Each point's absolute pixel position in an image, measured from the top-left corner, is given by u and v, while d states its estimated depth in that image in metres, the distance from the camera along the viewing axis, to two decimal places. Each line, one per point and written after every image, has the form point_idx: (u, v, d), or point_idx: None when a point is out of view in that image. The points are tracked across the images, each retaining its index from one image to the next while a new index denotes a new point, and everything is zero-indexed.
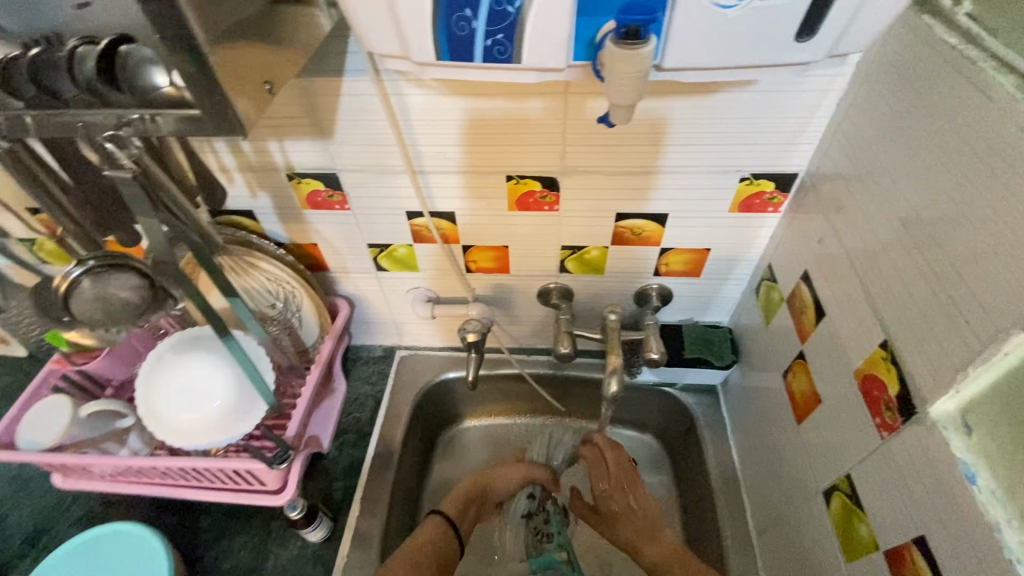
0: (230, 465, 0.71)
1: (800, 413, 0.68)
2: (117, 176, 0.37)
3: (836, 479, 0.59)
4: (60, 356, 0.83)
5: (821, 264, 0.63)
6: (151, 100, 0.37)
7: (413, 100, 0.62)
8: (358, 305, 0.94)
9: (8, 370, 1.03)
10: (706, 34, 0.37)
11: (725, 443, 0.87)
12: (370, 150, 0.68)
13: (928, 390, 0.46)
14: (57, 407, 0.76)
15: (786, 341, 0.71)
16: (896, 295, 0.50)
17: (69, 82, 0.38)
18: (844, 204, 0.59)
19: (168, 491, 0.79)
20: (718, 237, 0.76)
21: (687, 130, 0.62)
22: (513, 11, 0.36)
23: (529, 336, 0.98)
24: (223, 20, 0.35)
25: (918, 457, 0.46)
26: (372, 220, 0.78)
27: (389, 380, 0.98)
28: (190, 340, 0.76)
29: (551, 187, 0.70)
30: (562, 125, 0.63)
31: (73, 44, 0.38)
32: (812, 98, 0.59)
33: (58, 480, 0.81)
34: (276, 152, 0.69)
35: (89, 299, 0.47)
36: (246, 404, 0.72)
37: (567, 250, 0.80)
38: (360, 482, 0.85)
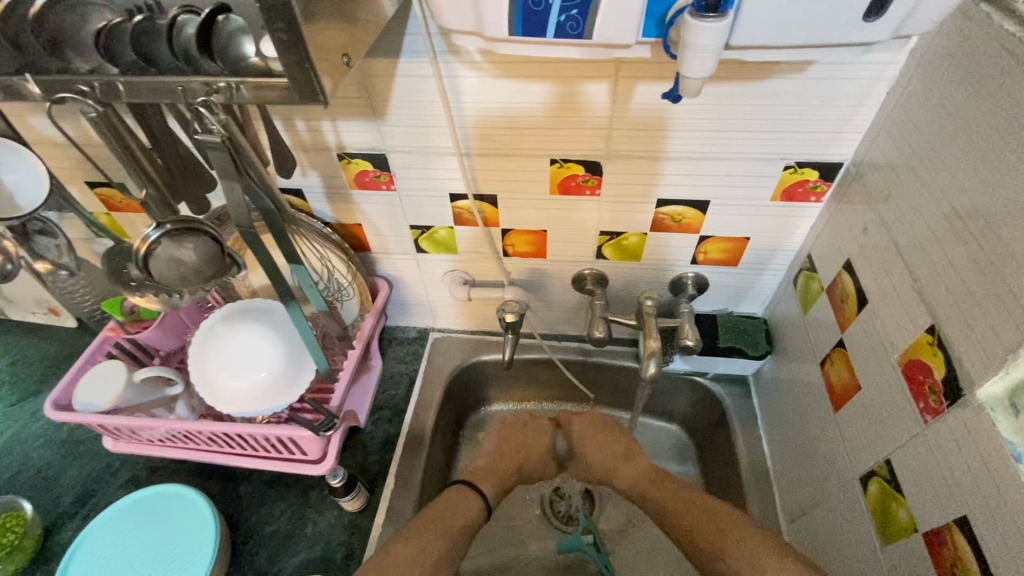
0: (274, 433, 0.73)
1: (838, 401, 0.68)
2: (206, 139, 0.40)
3: (875, 465, 0.60)
4: (115, 325, 0.86)
5: (865, 252, 0.63)
6: (240, 69, 0.39)
7: (466, 82, 0.64)
8: (396, 286, 0.96)
9: (58, 339, 1.08)
10: (774, 12, 0.38)
11: (755, 433, 0.88)
12: (420, 130, 0.70)
13: (975, 373, 0.46)
14: (113, 372, 0.79)
15: (825, 330, 0.72)
16: (946, 281, 0.50)
17: (165, 48, 0.40)
18: (892, 193, 0.59)
19: (213, 457, 0.82)
20: (758, 226, 0.76)
21: (734, 116, 0.63)
22: None
23: (561, 322, 1.00)
24: None
25: (963, 439, 0.47)
26: (416, 202, 0.80)
27: (422, 360, 1.00)
28: (241, 313, 0.79)
29: (595, 171, 0.72)
30: (610, 109, 0.64)
31: (175, 13, 0.40)
32: (863, 86, 0.59)
33: (109, 443, 0.84)
34: (329, 131, 0.71)
35: (165, 260, 0.50)
36: (292, 376, 0.75)
37: (605, 236, 0.81)
38: (395, 456, 0.88)
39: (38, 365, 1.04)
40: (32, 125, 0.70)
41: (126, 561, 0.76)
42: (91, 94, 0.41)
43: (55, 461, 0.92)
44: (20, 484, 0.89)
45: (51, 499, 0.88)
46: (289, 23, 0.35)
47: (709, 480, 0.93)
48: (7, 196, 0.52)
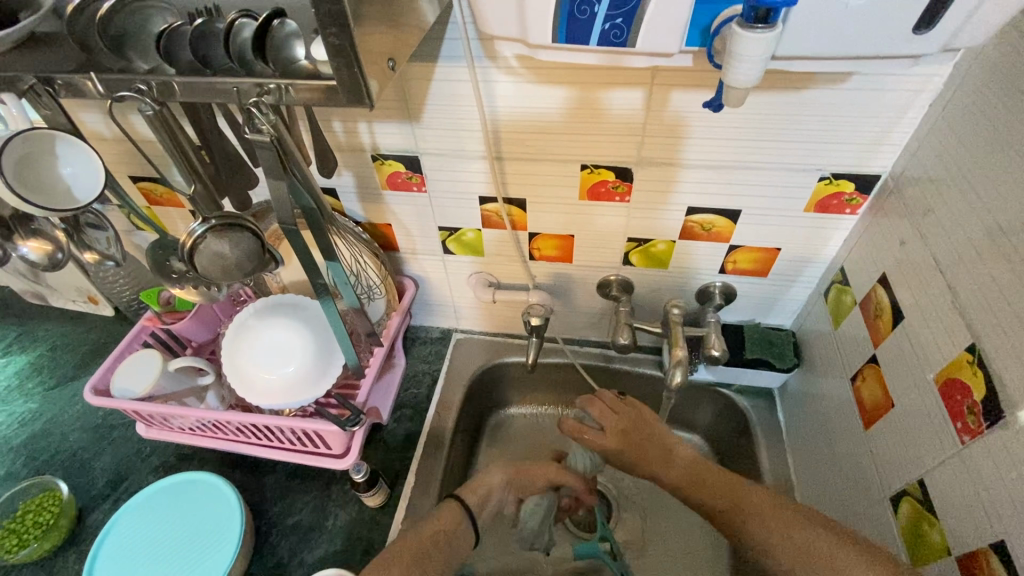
0: (302, 426, 0.74)
1: (868, 418, 0.67)
2: (256, 139, 0.41)
3: (907, 485, 0.58)
4: (153, 315, 0.89)
5: (903, 267, 0.62)
6: (290, 72, 0.41)
7: (501, 87, 0.65)
8: (422, 286, 0.98)
9: (96, 327, 1.12)
10: (823, 22, 0.38)
11: (780, 447, 0.87)
12: (453, 133, 0.71)
13: (1017, 394, 0.45)
14: (149, 360, 0.82)
15: (857, 346, 0.70)
16: (989, 298, 0.49)
17: (222, 51, 0.42)
18: (932, 207, 0.58)
19: (240, 447, 0.84)
20: (790, 237, 0.75)
21: (769, 125, 0.63)
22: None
23: (584, 328, 0.99)
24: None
25: (1003, 461, 0.46)
26: (446, 203, 0.81)
27: (445, 360, 1.01)
28: (272, 307, 0.81)
29: (625, 178, 0.72)
30: (644, 117, 0.65)
31: (232, 16, 0.42)
32: (904, 99, 0.58)
33: (143, 429, 0.87)
34: (365, 133, 0.73)
35: (209, 255, 0.52)
36: (320, 369, 0.77)
37: (633, 242, 0.81)
38: (416, 455, 0.89)
39: (77, 352, 1.08)
40: (84, 120, 0.73)
41: (154, 545, 0.78)
42: (148, 93, 0.42)
43: (90, 445, 0.95)
44: (57, 465, 0.93)
45: (85, 481, 0.91)
46: (341, 26, 0.36)
47: None
48: (64, 187, 0.54)
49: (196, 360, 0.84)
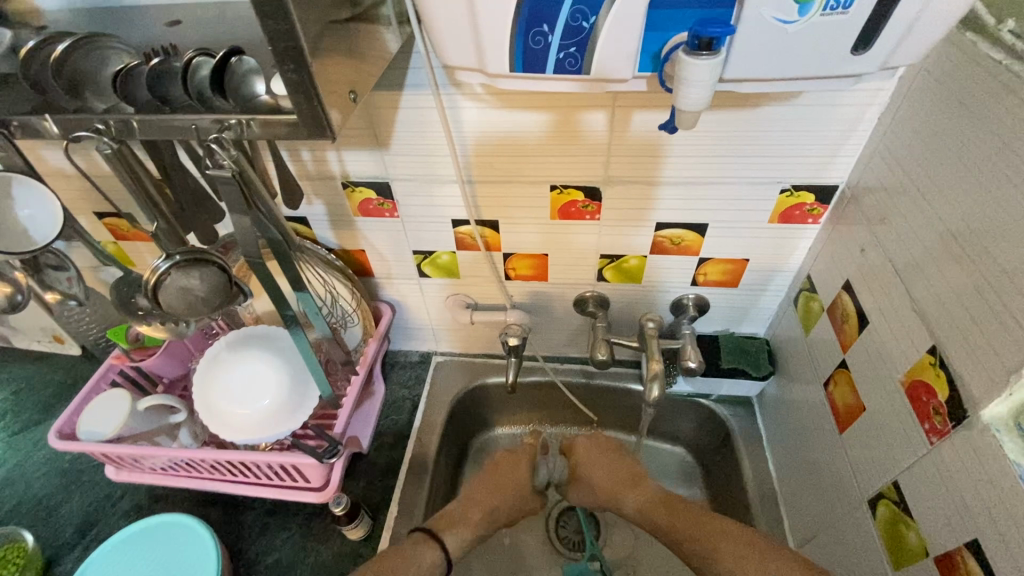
0: (278, 460, 0.73)
1: (842, 423, 0.68)
2: (216, 174, 0.41)
3: (882, 488, 0.59)
4: (120, 352, 0.86)
5: (864, 273, 0.64)
6: (251, 106, 0.41)
7: (466, 113, 0.66)
8: (399, 311, 0.97)
9: (62, 367, 1.08)
10: (766, 47, 0.39)
11: (761, 454, 0.87)
12: (422, 159, 0.72)
13: (979, 393, 0.46)
14: (117, 400, 0.79)
15: (828, 351, 0.72)
16: (945, 300, 0.51)
17: (180, 88, 0.42)
18: (886, 214, 0.60)
19: (215, 484, 0.81)
20: (756, 248, 0.77)
21: (727, 141, 0.65)
22: (588, 26, 0.39)
23: (563, 344, 0.99)
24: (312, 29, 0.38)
25: (970, 460, 0.47)
26: (419, 227, 0.81)
27: (425, 384, 1.00)
28: (245, 339, 0.80)
29: (593, 197, 0.73)
30: (609, 136, 0.66)
31: (189, 55, 0.42)
32: (853, 114, 0.61)
33: (112, 472, 0.84)
34: (334, 161, 0.73)
35: (174, 291, 0.50)
36: (295, 403, 0.75)
37: (606, 259, 0.82)
38: (398, 483, 0.87)
39: (42, 394, 1.04)
40: (44, 158, 0.72)
41: None
42: (107, 132, 0.42)
43: (56, 492, 0.91)
44: (21, 514, 0.88)
45: (52, 530, 0.87)
46: (297, 63, 0.36)
47: (716, 503, 0.92)
48: (21, 230, 0.53)
49: (167, 398, 0.82)
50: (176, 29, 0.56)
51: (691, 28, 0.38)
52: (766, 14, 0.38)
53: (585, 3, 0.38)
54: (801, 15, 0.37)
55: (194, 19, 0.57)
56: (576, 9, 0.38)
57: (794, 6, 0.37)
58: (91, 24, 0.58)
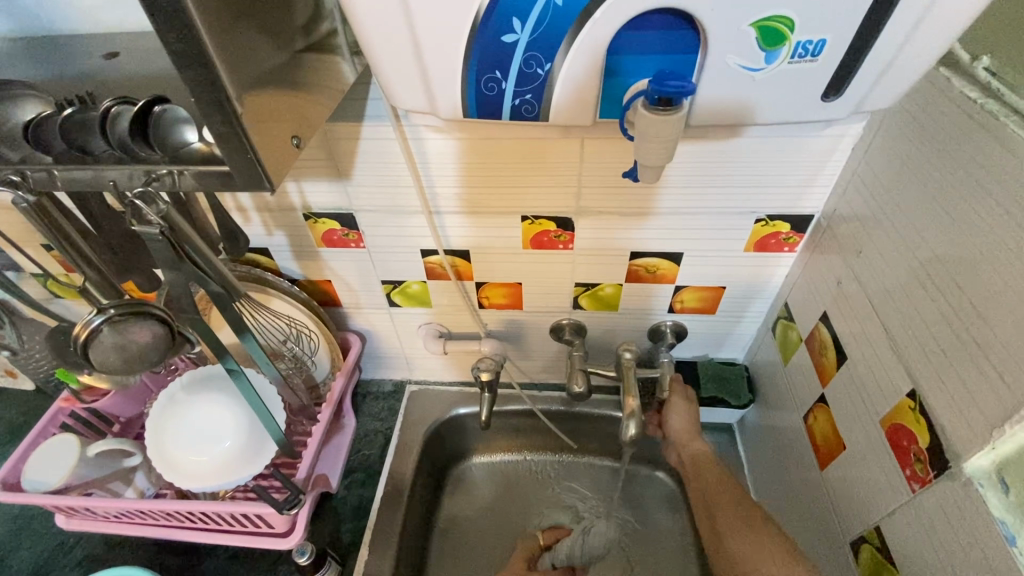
0: (237, 510, 0.68)
1: (823, 458, 0.67)
2: (144, 231, 0.38)
3: (865, 530, 0.57)
4: (70, 394, 0.82)
5: (841, 306, 0.62)
6: (180, 156, 0.37)
7: (431, 144, 0.63)
8: (369, 340, 0.93)
9: (14, 404, 1.02)
10: (732, 93, 0.37)
11: (743, 482, 0.86)
12: (387, 190, 0.69)
13: (961, 445, 0.44)
14: (64, 446, 0.75)
15: (807, 383, 0.70)
16: (922, 343, 0.49)
17: (100, 138, 0.38)
18: (863, 247, 0.59)
19: (173, 532, 0.76)
20: (732, 276, 0.76)
21: (700, 172, 0.63)
22: (543, 73, 0.36)
23: (541, 371, 0.97)
24: (244, 76, 0.35)
25: (952, 513, 0.44)
26: (387, 258, 0.78)
27: (399, 415, 0.97)
28: (201, 378, 0.76)
29: (566, 226, 0.71)
30: (580, 166, 0.64)
31: (108, 103, 0.38)
32: (827, 145, 0.59)
33: (62, 521, 0.78)
34: (294, 192, 0.70)
35: (108, 348, 0.46)
36: (255, 446, 0.71)
37: (581, 287, 0.79)
38: (369, 523, 0.83)
39: None
40: None
41: None
42: (23, 184, 0.38)
43: (3, 541, 0.85)
44: None
45: None
46: (228, 116, 0.33)
47: (699, 533, 0.90)
48: None
49: (120, 442, 0.77)
50: (113, 62, 0.52)
51: (651, 78, 0.36)
52: (731, 61, 0.36)
53: (539, 48, 0.35)
54: (768, 62, 0.35)
55: (134, 49, 0.54)
56: (529, 56, 0.36)
57: (760, 53, 0.35)
58: (21, 56, 0.54)
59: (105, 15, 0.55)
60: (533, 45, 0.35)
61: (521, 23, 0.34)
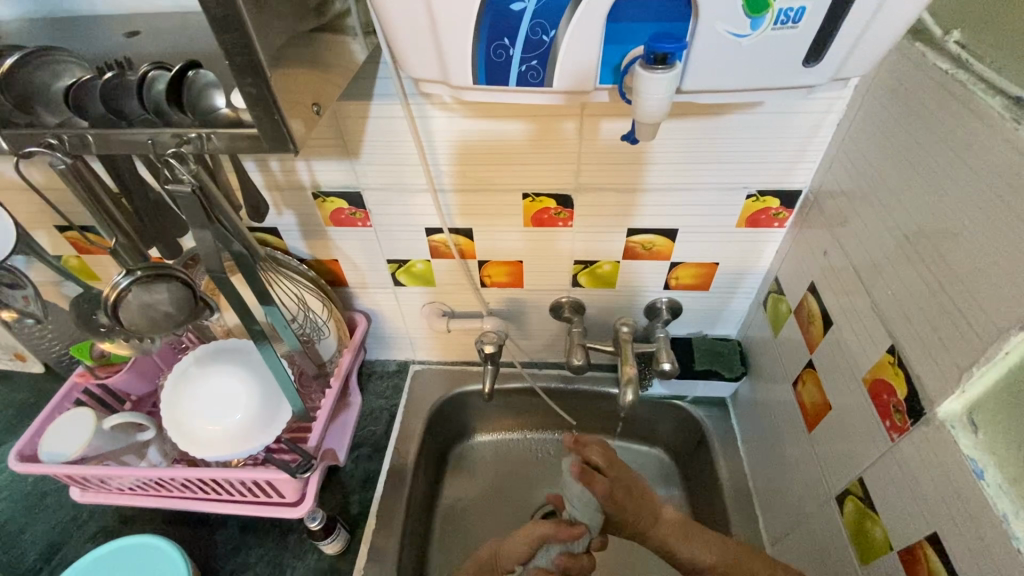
0: (251, 476, 0.71)
1: (811, 422, 0.70)
2: (175, 188, 0.40)
3: (849, 484, 0.60)
4: (84, 370, 0.84)
5: (828, 276, 0.66)
6: (210, 120, 0.40)
7: (437, 122, 0.66)
8: (374, 320, 0.96)
9: (24, 386, 1.04)
10: (722, 60, 0.40)
11: (736, 454, 0.89)
12: (393, 168, 0.71)
13: (935, 391, 0.47)
14: (80, 419, 0.77)
15: (795, 352, 0.74)
16: (902, 302, 0.52)
17: (136, 102, 0.41)
18: (848, 219, 0.62)
19: (187, 503, 0.79)
20: (725, 252, 0.79)
21: (693, 148, 0.66)
22: (548, 40, 0.40)
23: (541, 350, 1.00)
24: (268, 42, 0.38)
25: (927, 456, 0.48)
26: (392, 236, 0.81)
27: (403, 394, 1.00)
28: (214, 354, 0.78)
29: (565, 204, 0.74)
30: (578, 144, 0.67)
31: (144, 68, 0.41)
32: (813, 121, 0.63)
33: (77, 493, 0.81)
34: (304, 171, 0.72)
35: (135, 309, 0.49)
36: (267, 417, 0.74)
37: (580, 265, 0.83)
38: (376, 494, 0.86)
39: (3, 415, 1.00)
40: None
41: None
42: (60, 147, 0.41)
43: (18, 516, 0.87)
44: None
45: (13, 556, 0.83)
46: (258, 78, 0.36)
47: (694, 504, 0.93)
48: None
49: (134, 416, 0.79)
50: (134, 40, 0.55)
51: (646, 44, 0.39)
52: (720, 29, 0.39)
53: (544, 16, 0.38)
54: (754, 29, 0.38)
55: (153, 28, 0.56)
56: (535, 23, 0.39)
57: (747, 21, 0.38)
58: (44, 35, 0.56)
59: None
60: (538, 13, 0.38)
61: None
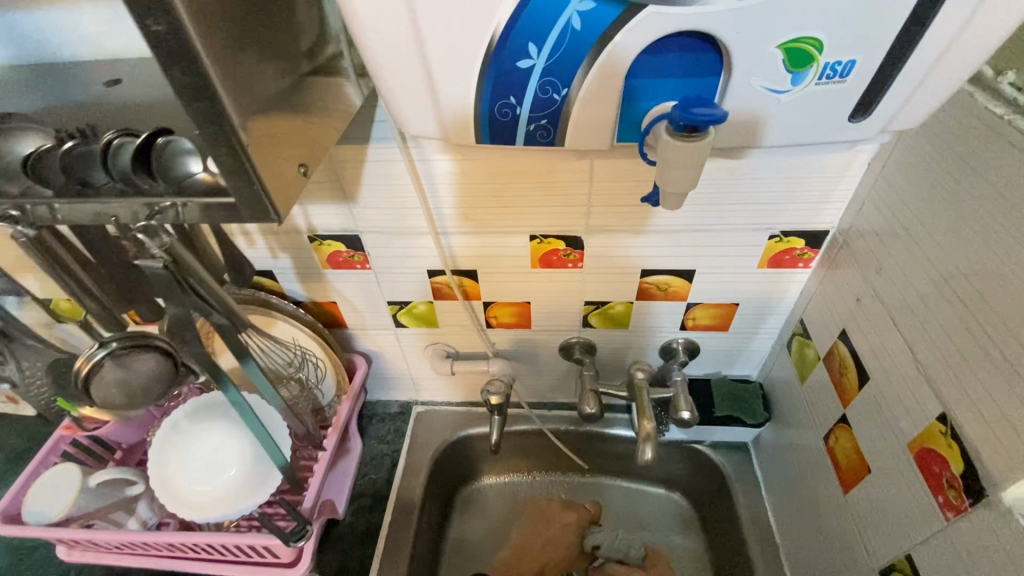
0: (244, 540, 0.66)
1: (846, 481, 0.64)
2: (147, 265, 0.37)
3: (894, 558, 0.55)
4: (71, 422, 0.79)
5: (860, 323, 0.61)
6: (185, 188, 0.36)
7: (438, 165, 0.62)
8: (375, 361, 0.92)
9: (16, 429, 1.01)
10: (753, 110, 0.37)
11: (761, 504, 0.84)
12: (393, 211, 0.68)
13: (997, 472, 0.42)
14: (66, 475, 0.73)
15: (826, 403, 0.69)
16: (950, 363, 0.47)
17: (101, 171, 0.37)
18: (883, 263, 0.57)
19: (178, 564, 0.74)
20: (747, 292, 0.74)
21: (710, 189, 0.62)
22: (560, 98, 0.36)
23: (550, 390, 0.95)
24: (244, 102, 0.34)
25: (992, 547, 0.42)
26: (393, 279, 0.77)
27: (405, 437, 0.95)
28: (207, 407, 0.73)
29: (575, 245, 0.70)
30: (589, 187, 0.63)
31: (111, 136, 0.38)
32: (843, 158, 0.58)
33: (63, 552, 0.76)
34: (299, 215, 0.69)
35: (110, 383, 0.45)
36: (259, 476, 0.69)
37: (590, 305, 0.78)
38: (376, 551, 0.81)
39: None
40: None
41: None
42: (22, 219, 0.38)
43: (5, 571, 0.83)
44: None
45: None
46: (231, 146, 0.33)
47: (716, 557, 0.88)
48: None
49: (122, 471, 0.75)
50: (114, 88, 0.52)
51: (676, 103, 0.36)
52: (756, 83, 0.36)
53: (555, 74, 0.35)
54: (795, 83, 0.36)
55: (138, 76, 0.53)
56: (546, 81, 0.35)
57: (787, 76, 0.35)
58: (22, 84, 0.53)
59: (104, 41, 0.55)
60: (549, 71, 0.35)
61: (537, 49, 0.34)
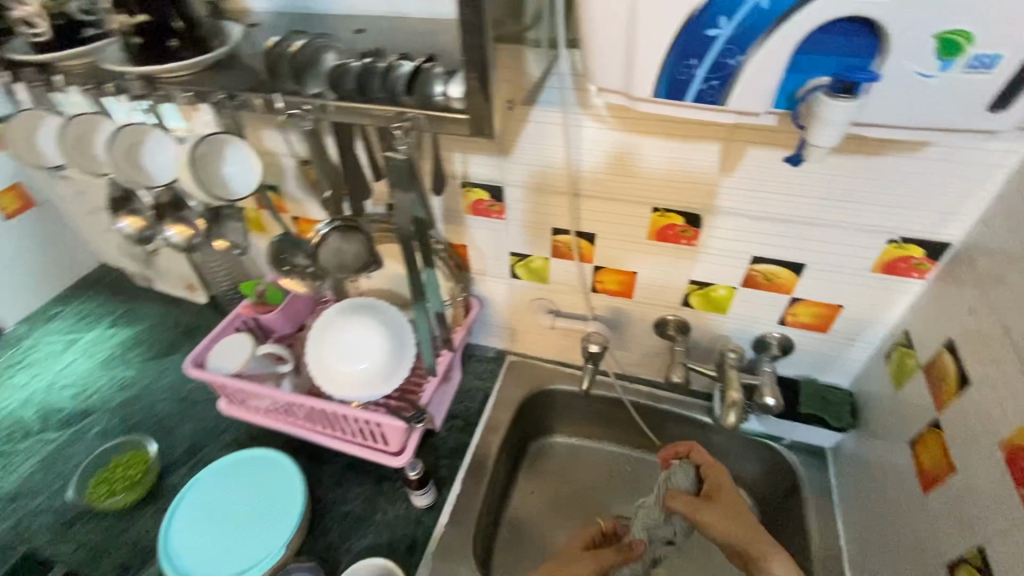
0: (370, 417, 0.80)
1: (927, 483, 0.66)
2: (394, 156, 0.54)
3: (966, 551, 0.58)
4: (249, 304, 0.99)
5: (970, 334, 0.63)
6: (429, 102, 0.50)
7: (588, 132, 0.72)
8: (485, 306, 1.04)
9: (191, 311, 1.24)
10: (901, 94, 0.44)
11: (830, 510, 0.85)
12: (538, 169, 0.79)
13: None
14: (242, 341, 0.91)
15: (918, 412, 0.70)
16: None
17: (377, 82, 0.52)
18: (1004, 277, 0.59)
19: (309, 432, 0.91)
20: (853, 296, 0.77)
21: (835, 187, 0.67)
22: (733, 63, 0.44)
23: (636, 364, 1.02)
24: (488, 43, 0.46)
25: None
26: (522, 232, 0.88)
27: (498, 380, 1.06)
28: (355, 305, 0.87)
29: (693, 223, 0.77)
30: (719, 170, 0.70)
31: (393, 59, 0.54)
32: (979, 172, 0.61)
33: (224, 404, 0.95)
34: (459, 162, 0.82)
35: (336, 248, 0.61)
36: (389, 372, 0.84)
37: (694, 285, 0.84)
38: (463, 465, 0.93)
39: (172, 332, 1.20)
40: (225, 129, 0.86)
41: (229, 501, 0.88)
42: (311, 112, 0.52)
43: (175, 414, 1.05)
44: (147, 427, 1.03)
45: (167, 446, 1.00)
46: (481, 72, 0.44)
47: None
48: (226, 181, 0.72)
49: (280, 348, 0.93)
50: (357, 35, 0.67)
51: (836, 73, 0.44)
52: (909, 67, 0.43)
53: (736, 43, 0.43)
54: (943, 70, 0.42)
55: (373, 27, 0.68)
56: (726, 49, 0.44)
57: (937, 62, 0.41)
58: (290, 26, 0.70)
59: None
60: (732, 39, 0.43)
61: (725, 21, 0.42)
